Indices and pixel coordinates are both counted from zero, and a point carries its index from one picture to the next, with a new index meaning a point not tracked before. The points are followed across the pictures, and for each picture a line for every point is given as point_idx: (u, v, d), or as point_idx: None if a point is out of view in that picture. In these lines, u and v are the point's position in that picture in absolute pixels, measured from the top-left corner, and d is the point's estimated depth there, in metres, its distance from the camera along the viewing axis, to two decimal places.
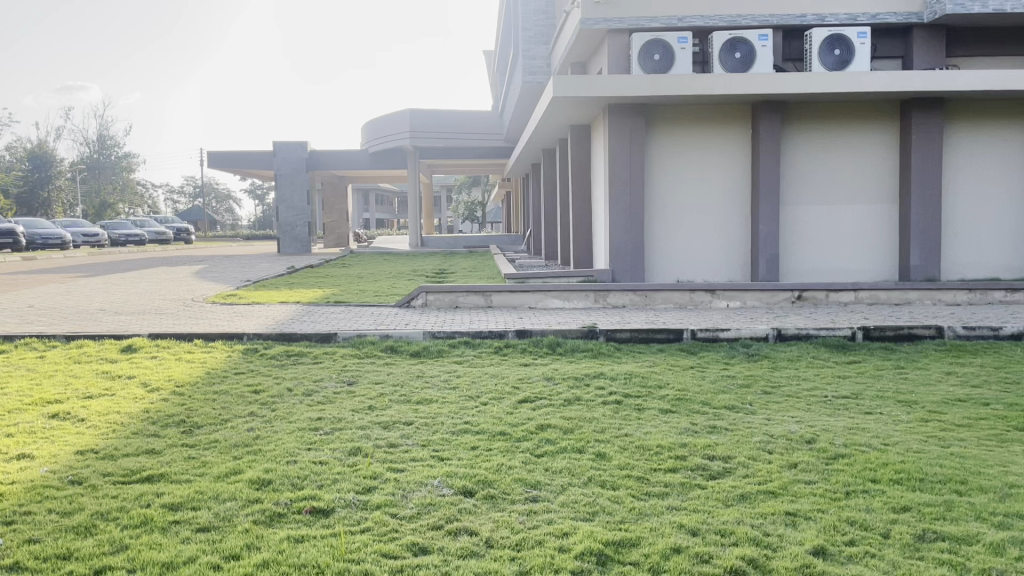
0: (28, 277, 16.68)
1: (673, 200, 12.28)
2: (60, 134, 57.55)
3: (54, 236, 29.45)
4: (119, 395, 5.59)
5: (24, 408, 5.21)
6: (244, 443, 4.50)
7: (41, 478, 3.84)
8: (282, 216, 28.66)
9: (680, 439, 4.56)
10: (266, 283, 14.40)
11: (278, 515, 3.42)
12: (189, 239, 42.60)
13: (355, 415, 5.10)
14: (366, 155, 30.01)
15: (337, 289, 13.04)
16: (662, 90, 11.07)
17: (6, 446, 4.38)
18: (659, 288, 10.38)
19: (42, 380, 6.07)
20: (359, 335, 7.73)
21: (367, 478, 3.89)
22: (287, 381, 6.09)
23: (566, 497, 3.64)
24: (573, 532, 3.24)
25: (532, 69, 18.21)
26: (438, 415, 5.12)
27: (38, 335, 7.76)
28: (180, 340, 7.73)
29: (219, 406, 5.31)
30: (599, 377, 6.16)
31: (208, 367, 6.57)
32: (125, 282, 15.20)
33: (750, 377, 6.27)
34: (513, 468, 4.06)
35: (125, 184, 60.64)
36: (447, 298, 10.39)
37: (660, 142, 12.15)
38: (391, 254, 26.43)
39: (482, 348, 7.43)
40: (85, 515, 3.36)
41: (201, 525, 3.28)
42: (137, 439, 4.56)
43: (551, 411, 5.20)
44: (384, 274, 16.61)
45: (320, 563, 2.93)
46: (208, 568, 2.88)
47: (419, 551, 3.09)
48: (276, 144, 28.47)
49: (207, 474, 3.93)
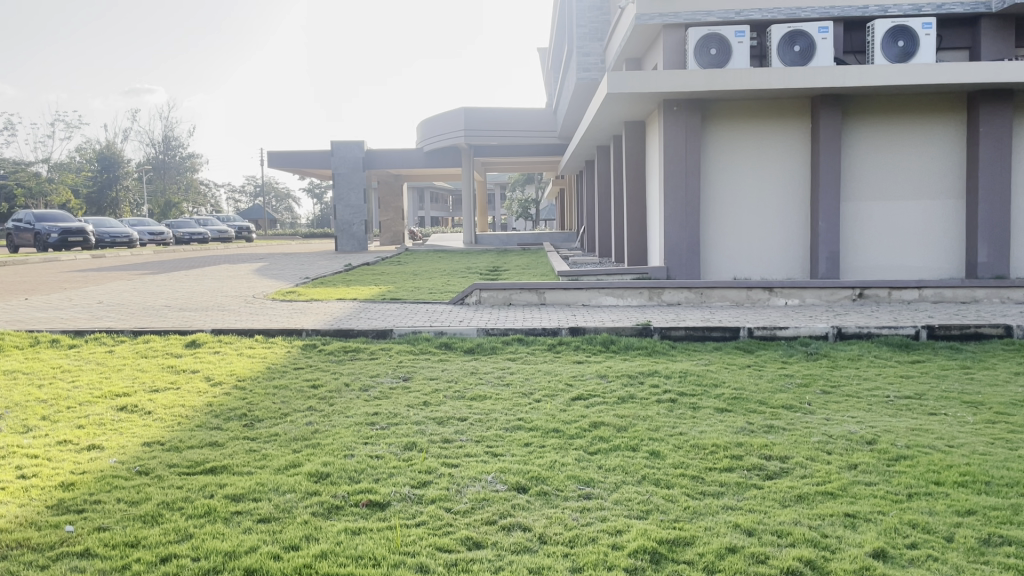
0: (100, 274, 17.28)
1: (730, 197, 12.11)
2: (127, 135, 59.38)
3: (124, 236, 30.49)
4: (184, 388, 5.76)
5: (93, 401, 5.41)
6: (303, 436, 4.60)
7: (110, 468, 3.98)
8: (340, 215, 29.07)
9: (734, 438, 4.51)
10: (324, 280, 14.66)
11: (336, 507, 3.49)
12: (250, 237, 43.50)
13: (411, 411, 5.17)
14: (421, 154, 30.30)
15: (392, 287, 13.12)
16: (719, 86, 10.92)
17: (76, 437, 4.56)
18: (715, 285, 10.23)
19: (111, 374, 6.29)
20: (414, 332, 7.83)
21: (422, 473, 3.94)
22: (344, 376, 6.21)
23: (619, 495, 3.64)
24: (626, 529, 3.23)
25: (586, 66, 18.13)
26: (492, 411, 5.16)
27: (107, 331, 8.03)
28: (242, 335, 7.92)
29: (279, 401, 5.44)
30: (654, 376, 6.11)
31: (268, 362, 6.72)
32: (189, 279, 15.60)
33: (809, 377, 6.14)
34: (566, 465, 4.06)
35: (189, 183, 62.26)
36: (501, 295, 10.42)
37: (716, 139, 11.99)
38: (445, 253, 25.09)
39: (536, 345, 7.45)
40: (152, 505, 3.48)
41: (262, 516, 3.37)
42: (201, 432, 4.70)
43: (605, 409, 5.19)
44: (440, 272, 16.73)
45: (376, 555, 2.99)
46: (269, 557, 2.95)
47: (474, 545, 3.12)
48: (333, 143, 28.82)
49: (268, 466, 4.04)
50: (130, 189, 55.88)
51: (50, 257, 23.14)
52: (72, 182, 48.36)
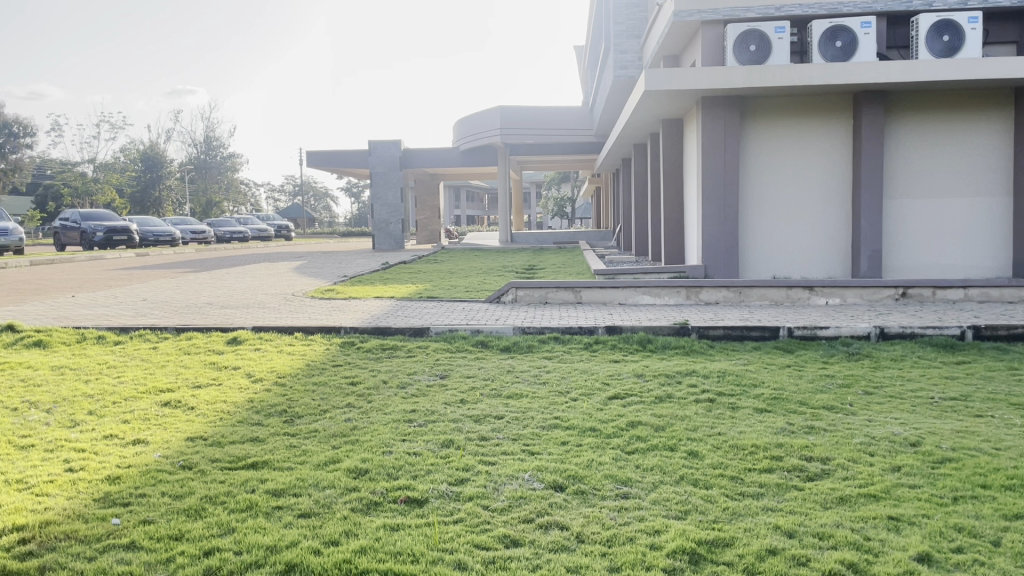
0: (144, 272, 17.63)
1: (769, 195, 11.96)
2: (170, 135, 60.49)
3: (166, 236, 31.04)
4: (225, 384, 5.86)
5: (138, 396, 5.53)
6: (342, 433, 4.65)
7: (155, 463, 4.06)
8: (377, 213, 29.30)
9: (774, 439, 4.46)
10: (362, 278, 14.79)
11: (375, 503, 3.52)
12: (289, 236, 44.04)
13: (448, 408, 5.20)
14: (458, 153, 30.45)
15: (428, 286, 13.18)
16: (758, 82, 10.80)
17: (122, 431, 4.65)
18: (754, 284, 10.12)
19: (155, 370, 6.41)
20: (450, 330, 7.87)
21: (460, 470, 3.96)
22: (382, 373, 6.26)
23: (656, 495, 3.62)
24: (665, 530, 3.22)
25: (623, 63, 18.08)
26: (529, 409, 5.17)
27: (152, 327, 8.18)
28: (282, 332, 8.03)
29: (318, 397, 5.50)
30: (692, 375, 6.07)
31: (308, 360, 6.80)
32: (230, 277, 15.85)
33: (850, 377, 6.06)
34: (603, 464, 4.04)
35: (230, 182, 63.20)
36: (537, 294, 10.44)
37: (755, 137, 11.86)
38: (482, 252, 24.92)
39: (573, 343, 7.43)
40: (195, 499, 3.54)
41: (302, 511, 3.41)
42: (243, 427, 4.77)
43: (642, 408, 5.16)
44: (476, 270, 16.78)
45: (415, 551, 3.01)
46: (309, 552, 2.99)
47: (511, 543, 3.13)
48: (371, 143, 29.05)
49: (307, 462, 4.09)
50: (173, 189, 56.90)
51: (96, 256, 23.66)
52: (117, 182, 49.33)
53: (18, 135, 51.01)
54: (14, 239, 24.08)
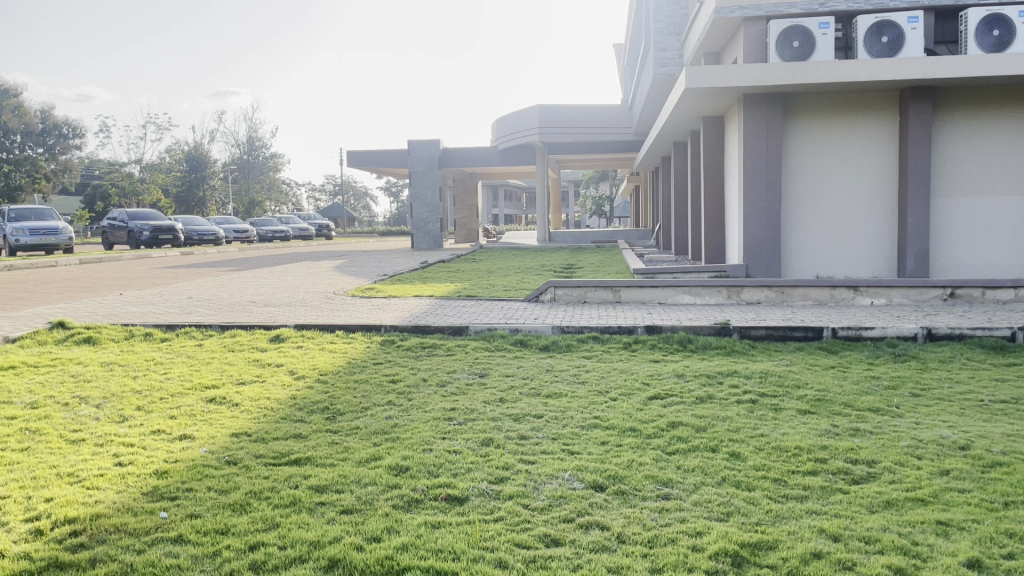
0: (188, 270, 17.92)
1: (813, 193, 11.78)
2: (214, 136, 61.50)
3: (210, 234, 31.56)
4: (269, 381, 5.95)
5: (185, 392, 5.64)
6: (383, 430, 4.69)
7: (201, 458, 4.14)
8: (416, 213, 29.47)
9: (818, 441, 4.40)
10: (402, 277, 14.88)
11: (416, 501, 3.54)
12: (330, 234, 44.49)
13: (487, 407, 5.21)
14: (496, 152, 30.53)
15: (466, 284, 13.22)
16: (802, 78, 10.64)
17: (169, 427, 4.74)
18: (797, 283, 9.98)
19: (201, 366, 6.53)
20: (489, 328, 7.90)
21: (500, 469, 3.96)
22: (422, 371, 6.30)
23: (698, 496, 3.59)
24: (707, 532, 3.19)
25: (662, 61, 17.97)
26: (568, 408, 5.17)
27: (197, 325, 8.33)
28: (324, 330, 8.12)
29: (359, 395, 5.56)
30: (734, 376, 6.00)
31: (349, 357, 6.86)
32: (272, 275, 16.05)
33: (897, 378, 5.94)
34: (644, 465, 4.02)
35: (272, 182, 64.03)
36: (576, 293, 10.43)
37: (799, 134, 11.70)
38: (520, 251, 24.92)
39: (612, 343, 7.39)
40: (240, 494, 3.60)
41: (344, 507, 3.45)
42: (286, 424, 4.84)
43: (683, 409, 5.13)
44: (515, 269, 16.78)
45: (456, 549, 3.02)
46: (352, 548, 3.02)
47: (552, 542, 3.13)
48: (410, 142, 29.25)
49: (349, 458, 4.13)
50: (216, 189, 57.84)
51: (143, 254, 24.14)
52: (162, 183, 50.30)
53: (68, 136, 52.19)
54: (64, 238, 24.67)
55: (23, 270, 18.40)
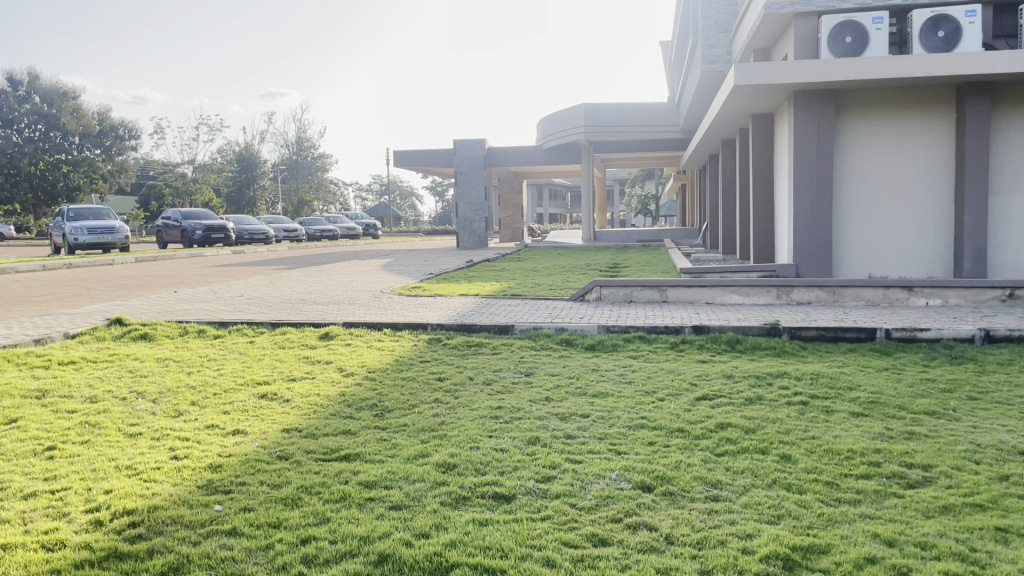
0: (240, 270, 18.25)
1: (865, 192, 11.54)
2: (264, 137, 62.56)
3: (260, 233, 32.05)
4: (319, 378, 6.04)
5: (237, 388, 5.75)
6: (430, 427, 4.73)
7: (254, 452, 4.22)
8: (461, 212, 29.57)
9: (871, 444, 4.31)
10: (448, 276, 14.97)
11: (464, 498, 3.57)
12: (376, 234, 44.89)
13: (533, 406, 5.21)
14: (541, 151, 30.52)
15: (512, 284, 13.23)
16: (854, 75, 10.44)
17: (222, 422, 4.84)
18: (849, 284, 9.79)
19: (253, 363, 6.65)
20: (535, 327, 7.90)
21: (546, 468, 3.96)
22: (468, 369, 6.33)
23: (748, 498, 3.54)
24: (757, 534, 3.15)
25: (711, 58, 17.81)
26: (615, 408, 5.14)
27: (249, 322, 8.48)
28: (372, 328, 8.21)
29: (407, 392, 5.61)
30: (784, 377, 5.91)
31: (396, 355, 6.93)
32: (321, 274, 16.25)
33: (954, 381, 5.79)
34: (692, 466, 3.99)
35: (321, 182, 64.84)
36: (622, 292, 10.38)
37: (851, 132, 11.48)
38: (565, 251, 24.85)
39: (658, 343, 7.34)
40: (292, 489, 3.66)
41: (393, 503, 3.49)
42: (335, 420, 4.90)
43: (732, 410, 5.07)
44: (560, 268, 16.79)
45: (504, 546, 3.03)
46: (401, 544, 3.05)
47: (599, 542, 3.12)
48: (456, 142, 29.39)
49: (398, 455, 4.17)
50: (266, 189, 58.82)
51: (195, 253, 24.63)
52: (214, 183, 51.30)
53: (124, 137, 53.53)
54: (120, 237, 25.30)
55: (82, 269, 18.91)
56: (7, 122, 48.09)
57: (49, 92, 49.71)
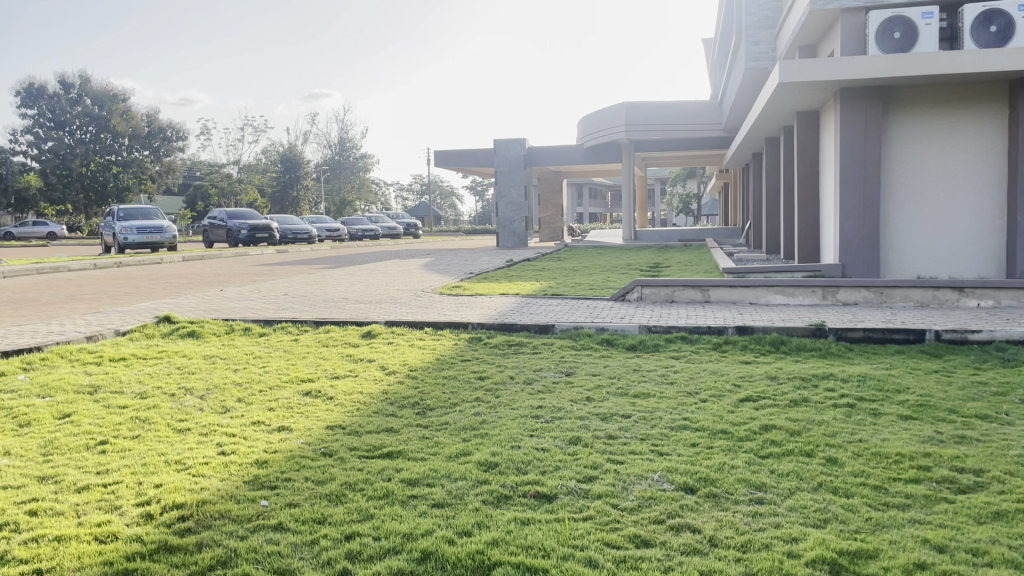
0: (284, 268, 18.52)
1: (914, 190, 11.29)
2: (308, 137, 63.43)
3: (304, 233, 32.48)
4: (361, 376, 6.10)
5: (282, 385, 5.83)
6: (472, 426, 4.75)
7: (298, 449, 4.28)
8: (501, 212, 29.62)
9: (920, 448, 4.22)
10: (488, 275, 15.03)
11: (505, 497, 3.57)
12: (417, 233, 45.21)
13: (574, 406, 5.20)
14: (582, 151, 30.45)
15: (553, 283, 13.22)
16: (903, 71, 10.23)
17: (268, 418, 4.92)
18: (897, 284, 9.59)
19: (297, 361, 6.74)
20: (575, 327, 7.89)
21: (588, 468, 3.95)
22: (509, 369, 6.35)
23: (793, 501, 3.50)
24: (803, 538, 3.11)
25: (754, 55, 17.60)
26: (657, 409, 5.11)
27: (293, 320, 8.61)
28: (413, 327, 8.27)
29: (448, 391, 5.64)
30: (830, 379, 5.82)
31: (437, 354, 6.97)
32: (363, 273, 16.42)
33: (1006, 385, 5.64)
34: (736, 468, 3.95)
35: (363, 181, 65.50)
36: (663, 292, 10.31)
37: (899, 130, 11.24)
38: (605, 250, 24.71)
39: (700, 343, 7.28)
40: (337, 485, 3.70)
41: (436, 501, 3.51)
42: (378, 418, 4.94)
43: (776, 412, 5.00)
44: (600, 268, 16.72)
45: (546, 546, 3.03)
46: (443, 541, 3.07)
47: (642, 543, 3.10)
48: (496, 142, 29.46)
49: (440, 453, 4.20)
50: (309, 189, 59.59)
51: (241, 252, 25.06)
52: (259, 183, 52.15)
53: (172, 138, 54.68)
54: (169, 237, 25.86)
55: (132, 267, 19.37)
56: (61, 125, 50.12)
57: (100, 95, 51.13)
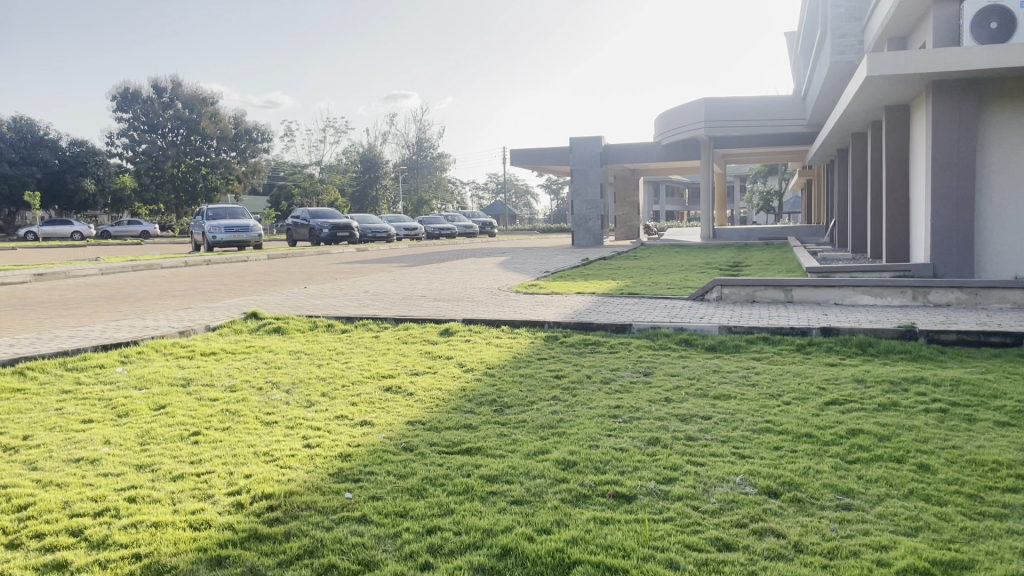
0: (364, 266, 18.88)
1: (1011, 186, 10.76)
2: (387, 138, 64.46)
3: (382, 232, 33.01)
4: (440, 373, 6.18)
5: (364, 380, 5.96)
6: (549, 425, 4.75)
7: (380, 443, 4.36)
8: (577, 210, 29.52)
9: (1018, 456, 4.04)
10: (564, 274, 14.97)
11: (584, 496, 3.57)
12: (493, 231, 45.42)
13: (653, 406, 5.16)
14: (659, 148, 30.07)
15: (629, 282, 13.12)
16: (1001, 63, 9.76)
17: (351, 412, 5.04)
18: (993, 284, 9.16)
19: (377, 357, 6.87)
20: (653, 327, 7.80)
21: (668, 469, 3.92)
22: (587, 368, 6.33)
23: (883, 509, 3.38)
24: (893, 546, 3.01)
25: (841, 48, 17.14)
26: (738, 411, 5.01)
27: (373, 317, 8.78)
28: (490, 325, 8.33)
29: (526, 389, 5.66)
30: (921, 383, 5.61)
31: (515, 351, 7.01)
32: (440, 271, 16.60)
33: None
34: (822, 473, 3.85)
35: (440, 181, 66.19)
36: (744, 292, 10.12)
37: (995, 124, 10.74)
38: (682, 248, 24.24)
39: (783, 345, 7.11)
40: (418, 480, 3.76)
41: (515, 498, 3.53)
42: (457, 414, 5.00)
43: (864, 416, 4.85)
44: (677, 267, 16.50)
45: (626, 546, 3.02)
46: (523, 538, 3.08)
47: (724, 547, 3.06)
48: (572, 140, 29.40)
49: (518, 451, 4.22)
50: (387, 188, 60.54)
51: (323, 250, 25.68)
52: (339, 182, 53.24)
53: (257, 140, 56.30)
54: (254, 236, 26.69)
55: (220, 265, 20.03)
56: (154, 127, 51.74)
57: (190, 98, 52.67)
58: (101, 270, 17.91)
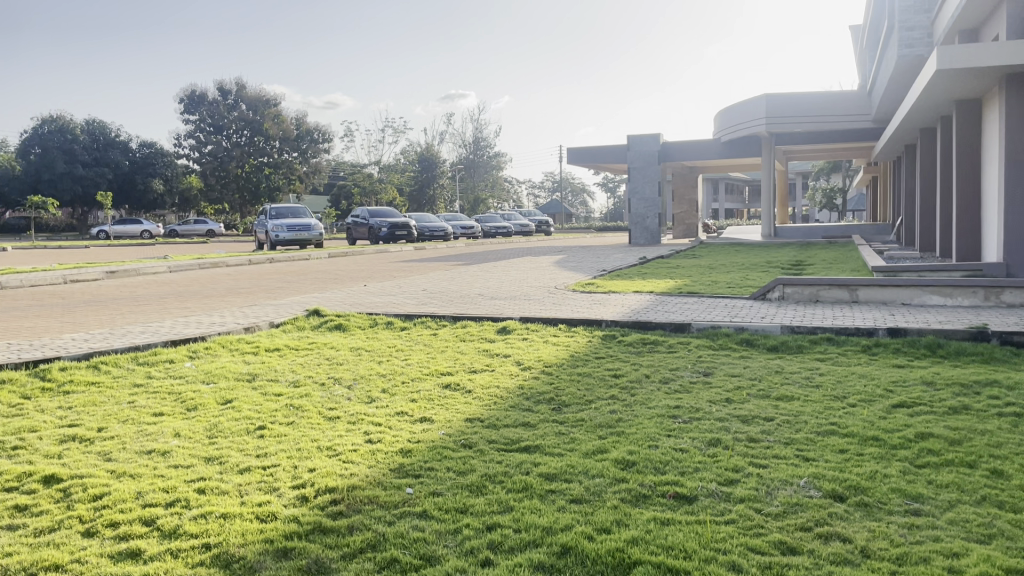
0: (421, 265, 19.07)
1: None
2: (444, 137, 64.89)
3: (439, 232, 33.26)
4: (498, 371, 6.21)
5: (423, 377, 6.02)
6: (608, 424, 4.73)
7: (439, 440, 4.40)
8: (634, 208, 29.32)
9: None
10: (621, 274, 14.78)
11: (644, 496, 3.54)
12: (549, 231, 45.37)
13: (714, 407, 5.10)
14: (718, 145, 29.46)
15: (688, 281, 12.97)
16: None
17: (410, 409, 5.09)
18: None
19: (436, 354, 6.94)
20: (713, 327, 7.70)
21: (730, 471, 3.87)
22: (645, 367, 6.29)
23: (954, 514, 3.28)
24: (965, 554, 2.91)
25: (909, 41, 16.67)
26: (801, 413, 4.92)
27: (431, 315, 8.86)
28: (547, 324, 8.34)
29: (584, 388, 5.64)
30: (994, 386, 5.41)
31: (572, 350, 7.00)
32: (497, 270, 16.65)
33: None
34: (890, 477, 3.75)
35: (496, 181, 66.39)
36: (806, 291, 9.93)
37: None
38: (742, 248, 23.51)
39: (848, 346, 6.95)
40: (478, 477, 3.78)
41: (574, 496, 3.53)
42: (515, 412, 5.02)
43: (934, 419, 4.71)
44: (737, 266, 16.24)
45: (686, 547, 2.99)
46: (582, 537, 3.08)
47: (787, 550, 3.01)
48: (630, 138, 29.12)
49: (576, 450, 4.21)
50: (445, 188, 60.96)
51: (382, 249, 26.03)
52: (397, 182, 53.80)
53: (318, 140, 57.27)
54: (315, 235, 27.20)
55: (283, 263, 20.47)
56: (219, 129, 53.29)
57: (255, 101, 53.90)
58: (170, 267, 18.47)
